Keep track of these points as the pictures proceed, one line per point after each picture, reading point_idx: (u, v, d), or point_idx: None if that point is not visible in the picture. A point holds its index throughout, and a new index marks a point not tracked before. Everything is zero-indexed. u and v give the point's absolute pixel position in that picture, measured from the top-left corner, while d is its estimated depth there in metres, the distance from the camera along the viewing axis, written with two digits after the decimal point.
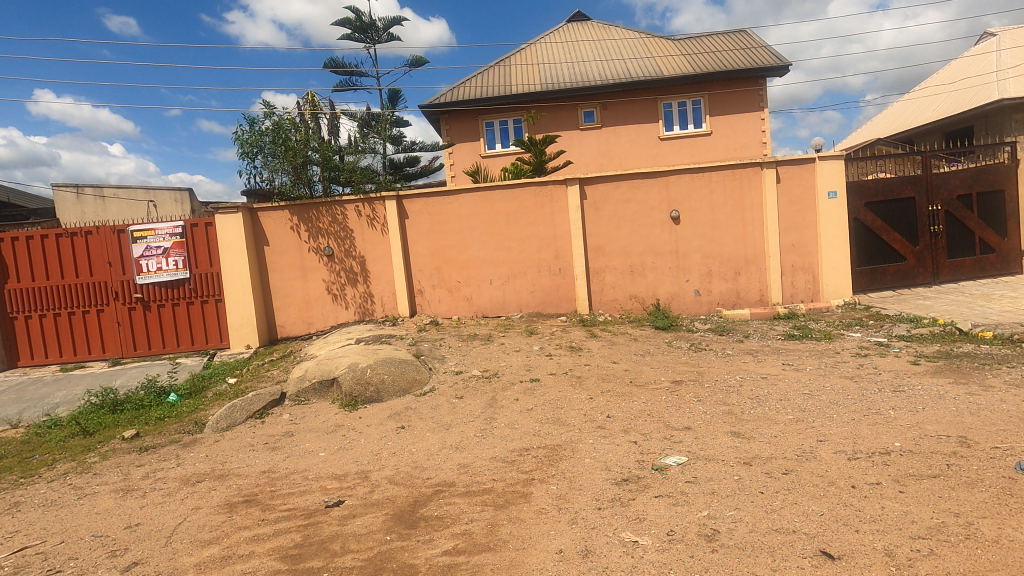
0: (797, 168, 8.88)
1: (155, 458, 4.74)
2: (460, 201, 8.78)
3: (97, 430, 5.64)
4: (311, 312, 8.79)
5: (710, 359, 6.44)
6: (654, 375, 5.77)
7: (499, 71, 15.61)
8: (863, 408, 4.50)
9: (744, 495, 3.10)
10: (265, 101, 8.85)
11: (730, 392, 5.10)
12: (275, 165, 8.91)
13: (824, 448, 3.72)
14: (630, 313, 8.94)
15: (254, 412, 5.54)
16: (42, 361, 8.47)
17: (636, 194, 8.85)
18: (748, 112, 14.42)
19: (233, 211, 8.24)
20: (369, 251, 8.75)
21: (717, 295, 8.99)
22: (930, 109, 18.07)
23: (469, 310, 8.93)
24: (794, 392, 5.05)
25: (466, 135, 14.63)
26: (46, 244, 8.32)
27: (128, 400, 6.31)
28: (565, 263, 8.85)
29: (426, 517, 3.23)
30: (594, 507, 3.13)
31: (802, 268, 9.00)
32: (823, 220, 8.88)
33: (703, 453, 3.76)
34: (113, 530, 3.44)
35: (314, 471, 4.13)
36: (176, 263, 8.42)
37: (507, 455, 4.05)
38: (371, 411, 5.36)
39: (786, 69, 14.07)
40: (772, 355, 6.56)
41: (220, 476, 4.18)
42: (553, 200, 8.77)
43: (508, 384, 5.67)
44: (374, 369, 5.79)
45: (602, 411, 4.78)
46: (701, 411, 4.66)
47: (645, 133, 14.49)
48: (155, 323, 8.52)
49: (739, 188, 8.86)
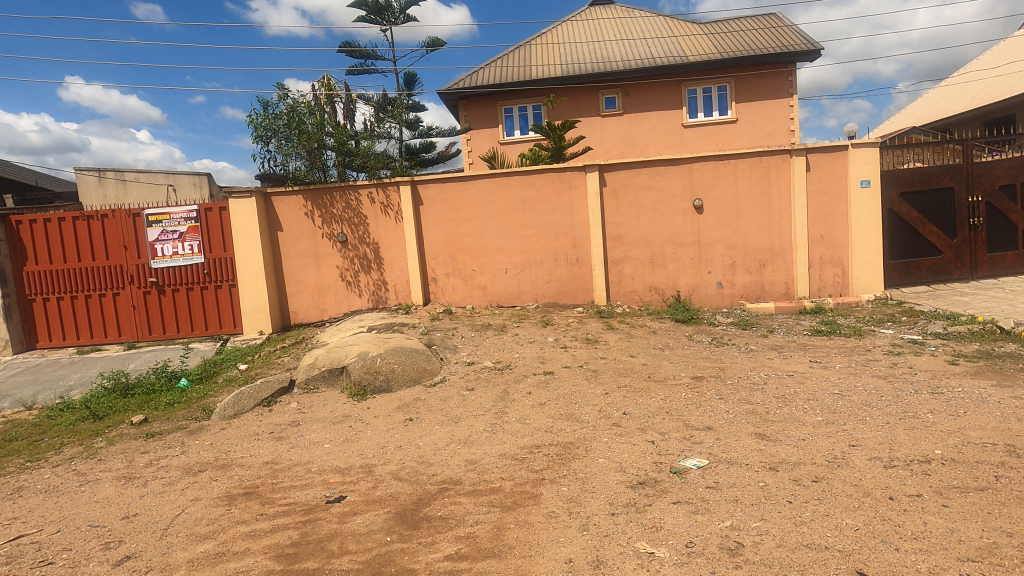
0: (828, 156, 8.48)
1: (160, 444, 4.66)
2: (475, 187, 8.57)
3: (107, 415, 5.61)
4: (324, 299, 8.70)
5: (732, 354, 6.17)
6: (674, 370, 5.52)
7: (519, 55, 15.24)
8: (899, 411, 4.21)
9: (770, 504, 2.88)
10: (280, 84, 8.70)
11: (753, 390, 4.84)
12: (289, 149, 8.78)
13: (857, 454, 3.47)
14: (649, 305, 8.66)
15: (263, 399, 5.45)
16: (59, 343, 8.51)
17: (658, 181, 8.53)
18: (776, 99, 13.91)
19: (247, 196, 8.14)
20: (383, 238, 8.61)
21: (740, 287, 8.67)
22: (968, 97, 17.27)
23: (483, 300, 8.74)
24: (823, 392, 4.76)
25: (484, 121, 14.39)
26: (63, 227, 8.34)
27: (139, 384, 6.28)
28: (583, 252, 8.60)
29: (429, 518, 3.07)
30: (607, 513, 2.93)
31: (831, 261, 8.63)
32: (854, 211, 8.49)
33: (725, 456, 3.53)
34: (110, 520, 3.35)
35: (317, 464, 3.99)
36: (191, 247, 8.40)
37: (517, 453, 3.86)
38: (380, 402, 5.23)
39: (817, 53, 13.50)
40: (799, 352, 6.27)
41: (223, 466, 4.07)
42: (571, 187, 8.51)
43: (521, 376, 5.49)
44: (384, 358, 5.65)
45: (618, 407, 4.56)
46: (722, 409, 4.41)
47: (667, 120, 14.07)
48: (170, 307, 8.52)
49: (766, 176, 8.50)
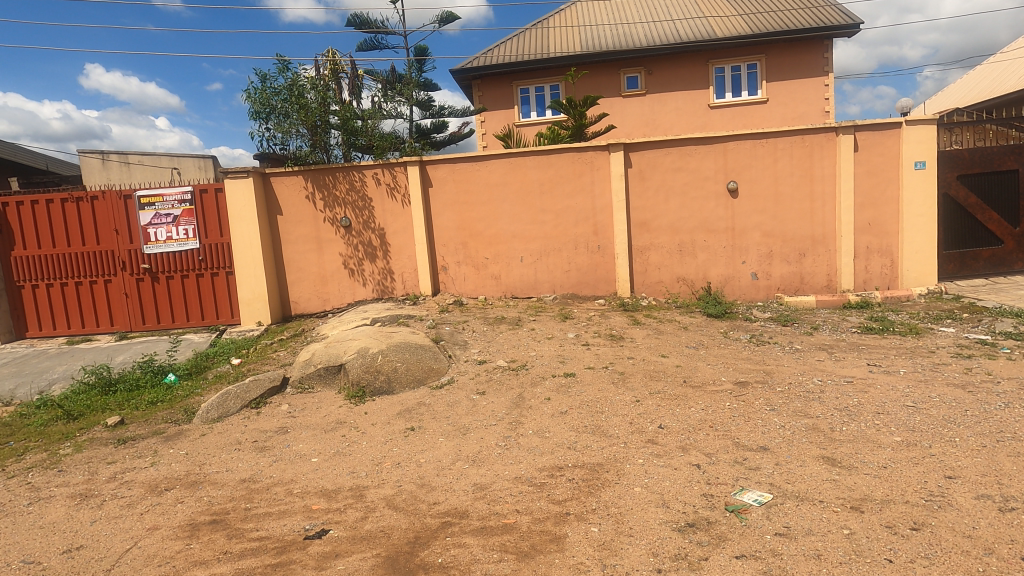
0: (879, 135, 7.66)
1: (130, 453, 4.12)
2: (489, 168, 7.90)
3: (82, 414, 5.09)
4: (327, 288, 8.13)
5: (776, 355, 5.46)
6: (712, 374, 4.85)
7: (537, 31, 14.40)
8: (993, 431, 3.49)
9: (866, 565, 2.23)
10: (279, 56, 8.04)
11: (810, 400, 4.15)
12: (288, 127, 8.17)
13: (959, 490, 2.78)
14: (677, 298, 7.96)
15: (250, 400, 4.91)
16: (49, 333, 8.05)
17: (688, 161, 7.79)
18: (810, 77, 12.97)
19: (244, 176, 7.57)
20: (389, 223, 8.00)
21: (777, 279, 7.93)
22: (1016, 76, 15.95)
23: (497, 290, 8.11)
24: (893, 403, 4.07)
25: (499, 101, 13.67)
26: (52, 210, 7.84)
27: (123, 380, 5.77)
28: (605, 240, 7.91)
29: (427, 566, 2.46)
30: (651, 569, 2.32)
31: (879, 250, 7.85)
32: (907, 195, 7.69)
33: (791, 489, 2.87)
34: (47, 555, 2.81)
35: (301, 484, 3.41)
36: (186, 232, 7.87)
37: (536, 477, 3.23)
38: (379, 406, 4.65)
39: (857, 29, 12.54)
40: (852, 353, 5.57)
41: (194, 484, 3.51)
42: (593, 168, 7.80)
43: (538, 379, 4.85)
44: (385, 355, 5.08)
45: (652, 419, 3.91)
46: (776, 425, 3.74)
47: (693, 100, 13.22)
48: (164, 296, 8.01)
49: (809, 157, 7.71)
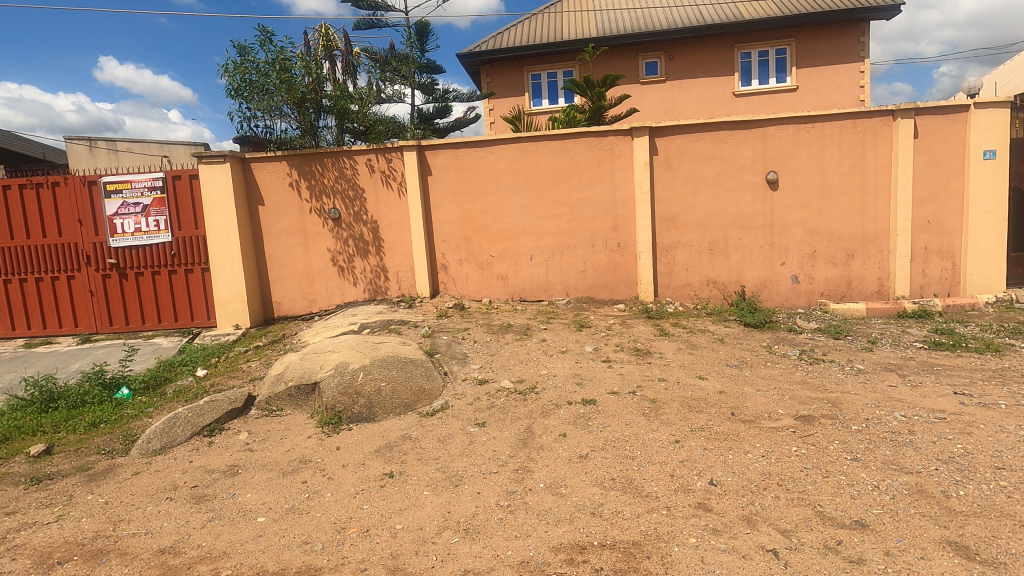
0: (944, 118, 6.66)
1: (38, 500, 3.28)
2: (496, 155, 7.00)
3: (6, 439, 4.26)
4: (314, 288, 7.27)
5: (837, 378, 4.53)
6: (766, 405, 3.91)
7: (551, 13, 13.42)
8: None
9: None
10: (261, 26, 7.14)
11: (900, 447, 3.23)
12: (272, 108, 7.32)
13: None
14: (707, 303, 7.03)
15: (203, 427, 4.05)
16: (8, 334, 7.26)
17: (723, 148, 6.84)
18: (846, 62, 11.91)
19: (220, 160, 6.70)
20: (383, 216, 7.13)
21: (821, 283, 6.98)
22: None
23: (503, 292, 7.23)
24: (1011, 453, 3.12)
25: (509, 87, 12.76)
26: (9, 196, 7.01)
27: (66, 395, 4.94)
28: (626, 237, 6.99)
29: None
30: None
31: (939, 252, 6.87)
32: (974, 188, 6.69)
33: None
34: None
35: (233, 561, 2.55)
36: (157, 224, 7.04)
37: (550, 564, 2.35)
38: (356, 439, 3.78)
39: (898, 9, 11.47)
40: (929, 376, 4.61)
41: (97, 555, 2.66)
42: (613, 155, 6.87)
43: (551, 408, 3.95)
44: (368, 373, 4.22)
45: (699, 472, 3.01)
46: (868, 484, 2.83)
47: (718, 86, 12.20)
48: (133, 295, 7.20)
49: (861, 145, 6.74)
